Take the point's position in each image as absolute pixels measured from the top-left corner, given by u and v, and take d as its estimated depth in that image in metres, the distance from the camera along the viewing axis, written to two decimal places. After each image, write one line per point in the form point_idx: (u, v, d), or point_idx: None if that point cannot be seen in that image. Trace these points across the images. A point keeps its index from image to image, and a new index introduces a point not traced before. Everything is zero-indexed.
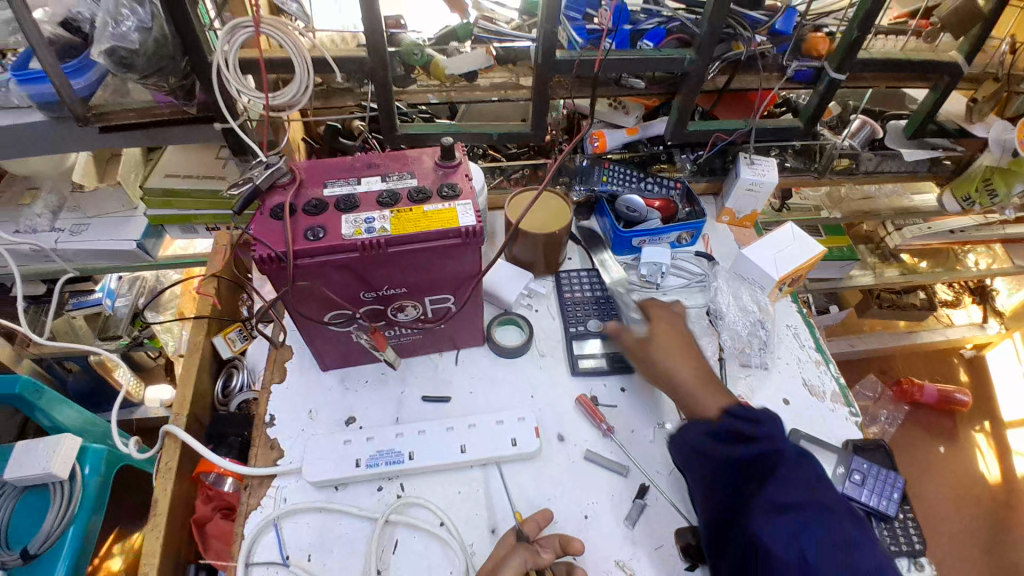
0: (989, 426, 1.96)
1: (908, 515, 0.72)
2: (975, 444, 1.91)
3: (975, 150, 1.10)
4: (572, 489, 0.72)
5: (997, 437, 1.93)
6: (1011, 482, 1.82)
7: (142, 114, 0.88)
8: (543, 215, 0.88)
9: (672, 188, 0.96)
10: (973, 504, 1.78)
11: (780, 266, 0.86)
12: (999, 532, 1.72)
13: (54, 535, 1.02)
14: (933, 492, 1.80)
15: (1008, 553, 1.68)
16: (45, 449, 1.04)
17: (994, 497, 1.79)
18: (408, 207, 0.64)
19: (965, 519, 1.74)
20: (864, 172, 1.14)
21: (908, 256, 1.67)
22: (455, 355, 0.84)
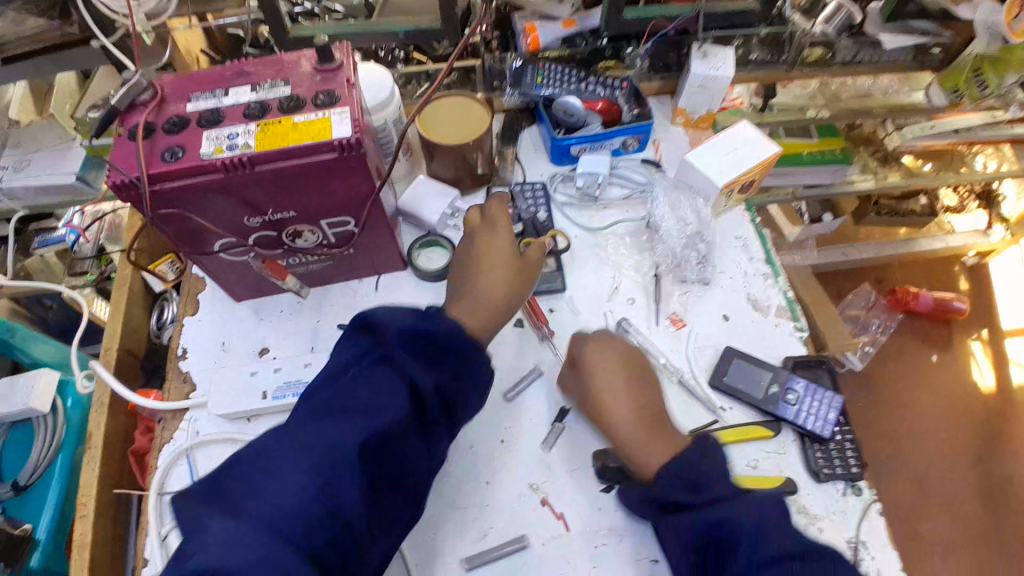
0: (987, 334, 1.92)
1: (846, 437, 0.69)
2: (969, 353, 1.88)
3: (964, 37, 0.99)
4: (490, 413, 0.70)
5: (994, 346, 1.90)
6: (1007, 393, 1.81)
7: (35, 39, 0.76)
8: (465, 121, 0.80)
9: (617, 87, 0.88)
10: (967, 416, 1.77)
11: (726, 172, 0.78)
12: (999, 444, 1.72)
13: (41, 466, 1.03)
14: (929, 404, 1.78)
15: (1007, 468, 1.68)
16: (25, 384, 1.04)
17: (988, 407, 1.78)
18: (277, 119, 0.57)
19: (956, 429, 1.74)
20: (841, 62, 1.03)
21: (910, 158, 1.53)
22: (376, 281, 0.79)
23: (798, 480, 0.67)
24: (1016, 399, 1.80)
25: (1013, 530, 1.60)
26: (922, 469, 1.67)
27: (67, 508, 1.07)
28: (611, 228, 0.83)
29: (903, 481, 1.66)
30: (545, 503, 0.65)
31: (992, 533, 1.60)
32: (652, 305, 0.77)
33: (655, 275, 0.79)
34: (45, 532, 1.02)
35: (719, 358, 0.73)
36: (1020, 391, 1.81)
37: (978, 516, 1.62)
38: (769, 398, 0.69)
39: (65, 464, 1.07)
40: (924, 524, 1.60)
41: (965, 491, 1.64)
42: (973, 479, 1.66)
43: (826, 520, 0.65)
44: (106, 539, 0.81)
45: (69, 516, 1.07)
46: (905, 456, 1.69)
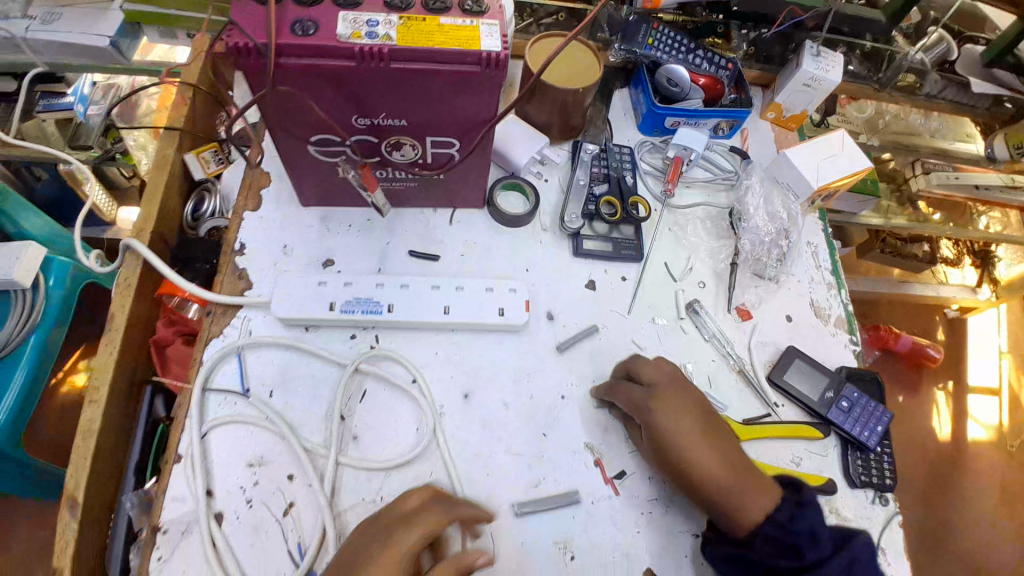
0: (953, 387, 2.03)
1: (885, 450, 0.70)
2: (934, 401, 1.98)
3: None
4: (554, 368, 0.69)
5: (957, 399, 2.01)
6: (959, 443, 1.92)
7: None
8: (572, 67, 0.78)
9: (722, 66, 0.87)
10: (920, 457, 1.88)
11: (821, 175, 0.78)
12: (943, 486, 1.84)
13: (13, 341, 0.95)
14: None
15: (948, 512, 1.79)
16: (9, 252, 0.94)
17: (940, 454, 1.90)
18: (420, 16, 0.53)
19: (909, 466, 1.86)
20: (927, 95, 1.03)
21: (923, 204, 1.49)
22: (450, 214, 0.77)
23: (836, 482, 0.68)
24: (967, 451, 1.92)
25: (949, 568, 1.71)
26: None
27: (33, 396, 0.99)
28: (692, 209, 0.82)
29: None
30: (598, 464, 0.65)
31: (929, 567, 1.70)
32: (722, 291, 0.77)
33: (730, 264, 0.79)
34: (5, 415, 0.94)
35: (781, 356, 0.74)
36: (971, 444, 1.93)
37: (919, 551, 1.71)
38: (824, 403, 0.70)
39: (39, 344, 0.99)
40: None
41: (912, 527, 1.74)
42: (918, 514, 1.77)
43: (857, 525, 0.67)
44: (115, 429, 0.76)
45: (33, 401, 0.99)
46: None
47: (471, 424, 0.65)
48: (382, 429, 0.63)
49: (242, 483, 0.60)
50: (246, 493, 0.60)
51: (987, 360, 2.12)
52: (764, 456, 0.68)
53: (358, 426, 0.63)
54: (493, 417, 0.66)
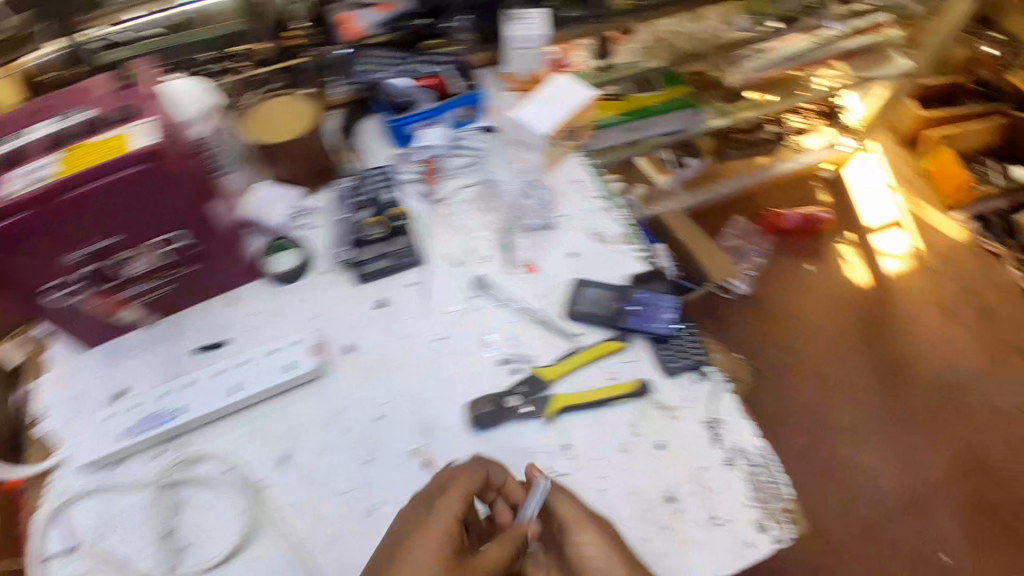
0: (854, 237, 2.08)
1: (686, 331, 0.76)
2: (840, 256, 2.03)
3: None
4: (360, 393, 0.74)
5: (863, 247, 2.05)
6: (880, 283, 1.96)
7: None
8: (285, 116, 0.81)
9: (442, 64, 0.92)
10: (850, 310, 1.91)
11: (551, 119, 0.84)
12: (884, 328, 1.87)
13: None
14: (814, 309, 1.92)
15: (893, 347, 1.83)
16: None
17: (865, 298, 1.93)
18: (80, 143, 0.60)
19: (843, 324, 1.88)
20: None
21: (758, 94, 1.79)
22: (227, 299, 0.81)
23: (653, 380, 0.73)
24: (892, 287, 1.95)
25: (918, 406, 1.71)
26: (822, 369, 1.79)
27: None
28: (457, 195, 0.87)
29: (806, 374, 1.78)
30: (424, 463, 0.69)
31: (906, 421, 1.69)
32: (505, 256, 0.82)
33: (504, 230, 0.83)
34: None
35: (571, 291, 0.79)
36: (894, 279, 1.97)
37: (881, 398, 1.73)
38: (617, 314, 0.75)
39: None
40: (831, 412, 1.70)
41: (866, 377, 1.77)
42: (871, 364, 1.79)
43: (683, 409, 0.72)
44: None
45: None
46: (805, 355, 1.81)
47: (297, 483, 0.68)
48: (213, 526, 0.66)
49: None
50: None
51: (879, 198, 2.16)
52: (580, 386, 0.73)
53: (189, 534, 0.65)
54: (320, 464, 0.69)
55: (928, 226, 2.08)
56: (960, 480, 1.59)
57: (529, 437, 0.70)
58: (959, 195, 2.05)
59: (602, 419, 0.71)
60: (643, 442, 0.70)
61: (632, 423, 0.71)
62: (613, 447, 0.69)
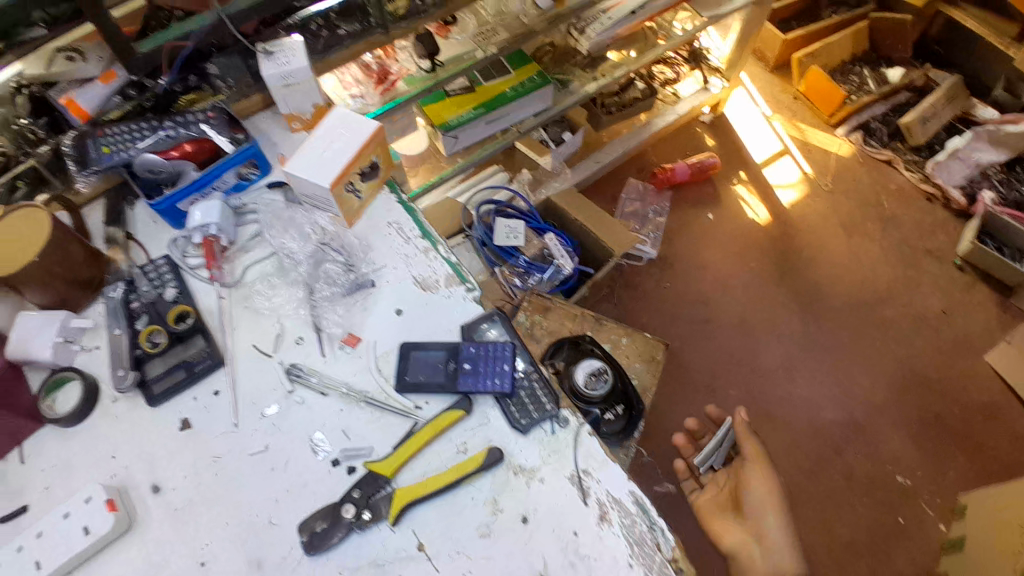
0: (745, 174, 2.02)
1: (530, 377, 0.66)
2: (738, 198, 1.97)
3: None
4: (184, 537, 0.62)
5: (755, 181, 2.00)
6: (777, 215, 1.92)
7: None
8: (13, 233, 0.69)
9: (201, 120, 0.79)
10: (757, 248, 1.86)
11: (328, 172, 0.71)
12: (793, 260, 1.83)
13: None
14: (723, 255, 1.85)
15: (805, 278, 1.80)
16: None
17: (770, 236, 1.88)
18: None
19: (754, 264, 1.83)
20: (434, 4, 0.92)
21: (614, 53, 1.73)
22: (19, 454, 0.67)
23: (503, 441, 0.64)
24: (792, 218, 1.91)
25: (839, 332, 1.70)
26: (743, 316, 1.73)
27: None
28: (255, 272, 0.75)
29: (730, 323, 1.71)
30: None
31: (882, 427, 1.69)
32: (318, 335, 0.71)
33: (311, 302, 0.72)
34: None
35: (399, 358, 0.69)
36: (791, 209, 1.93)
37: (803, 331, 1.70)
38: (448, 375, 0.66)
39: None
40: (760, 356, 1.66)
41: (786, 313, 1.73)
42: (789, 300, 1.75)
43: (545, 468, 0.62)
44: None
45: None
46: (724, 302, 1.75)
47: None
48: None
49: None
50: None
51: (761, 130, 2.11)
52: (425, 470, 0.63)
53: None
54: None
55: (814, 147, 2.06)
56: (889, 398, 1.59)
57: (379, 545, 0.60)
58: (835, 110, 2.06)
59: (456, 502, 0.61)
60: (506, 517, 0.61)
61: (490, 498, 0.61)
62: (473, 534, 0.60)
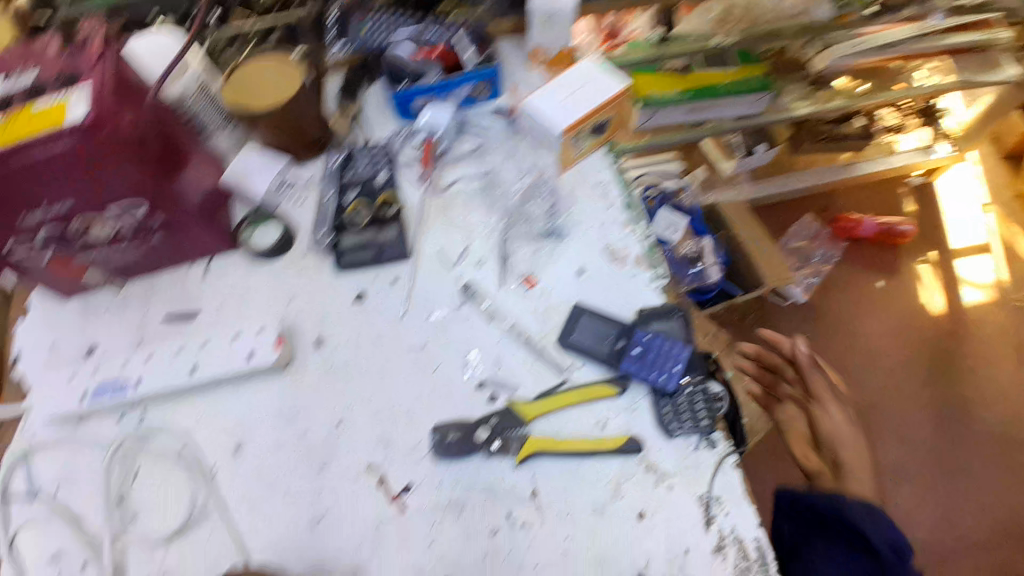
0: (936, 256, 1.79)
1: (697, 388, 0.64)
2: (917, 276, 1.76)
3: None
4: (325, 398, 0.66)
5: (944, 269, 1.77)
6: (955, 311, 1.71)
7: None
8: (268, 79, 0.71)
9: (458, 28, 0.79)
10: (915, 333, 1.68)
11: (570, 115, 0.71)
12: (952, 358, 1.64)
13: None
14: (874, 328, 1.69)
15: (960, 381, 1.61)
16: None
17: (938, 328, 1.68)
18: (19, 109, 0.56)
19: (905, 347, 1.66)
20: None
21: (845, 79, 1.53)
22: (206, 267, 0.73)
23: (647, 436, 0.63)
24: (968, 319, 1.70)
25: (976, 461, 1.52)
26: (875, 397, 1.59)
27: None
28: (461, 184, 0.77)
29: (857, 404, 1.57)
30: (380, 485, 0.62)
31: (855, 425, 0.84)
32: (501, 264, 0.72)
33: (504, 232, 0.73)
34: None
35: (568, 316, 0.68)
36: (972, 310, 1.71)
37: (938, 439, 1.54)
38: (614, 351, 0.65)
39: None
40: (880, 449, 1.52)
41: (922, 418, 1.56)
42: (931, 399, 1.59)
43: (678, 478, 0.61)
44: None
45: None
46: (856, 381, 1.61)
47: (246, 476, 0.63)
48: (157, 505, 0.63)
49: None
50: None
51: (970, 215, 1.85)
52: (560, 429, 0.63)
53: (136, 504, 0.64)
54: (267, 462, 0.64)
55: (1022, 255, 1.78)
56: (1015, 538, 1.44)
57: (496, 477, 0.62)
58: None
59: (580, 473, 0.62)
60: (622, 507, 0.60)
61: (614, 482, 0.61)
62: (587, 508, 0.60)
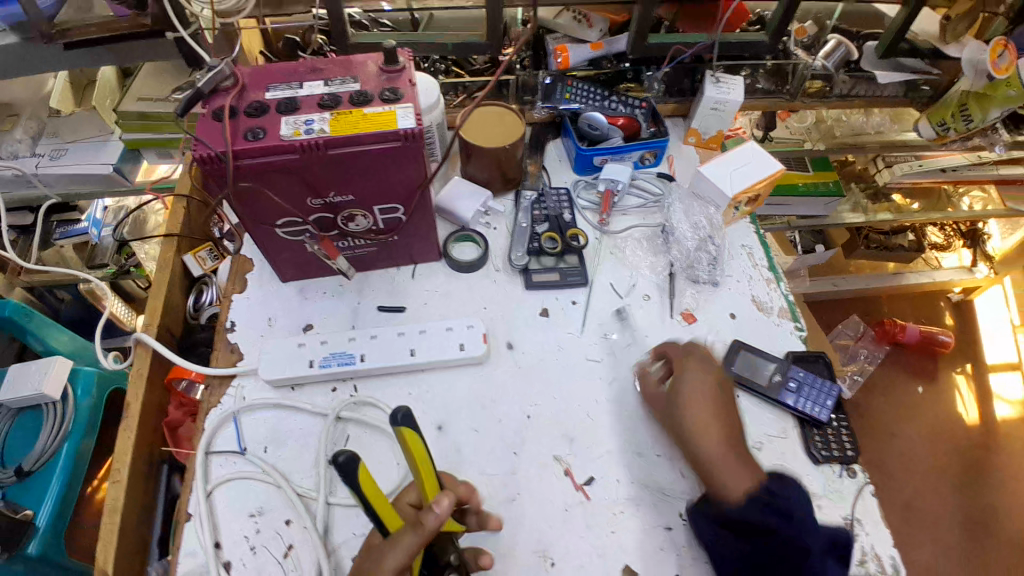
0: (972, 369, 1.90)
1: (842, 423, 0.75)
2: (954, 386, 1.85)
3: (952, 76, 1.02)
4: (517, 392, 0.75)
5: (979, 381, 1.87)
6: (990, 424, 1.77)
7: (105, 28, 0.81)
8: (497, 129, 0.88)
9: (637, 107, 0.96)
10: (950, 441, 1.73)
11: (737, 184, 0.86)
12: (988, 472, 1.68)
13: (48, 452, 1.01)
14: (911, 430, 1.75)
15: (996, 497, 1.63)
16: (38, 368, 1.03)
17: (971, 439, 1.74)
18: (347, 110, 0.65)
19: (941, 454, 1.71)
20: (839, 96, 1.05)
21: (899, 196, 1.70)
22: (412, 269, 0.86)
23: (798, 461, 0.73)
24: (1001, 431, 1.76)
25: (1003, 553, 1.54)
26: (907, 497, 1.63)
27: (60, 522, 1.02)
28: (630, 232, 0.90)
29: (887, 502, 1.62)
30: (568, 472, 0.70)
31: (713, 407, 0.67)
32: (666, 300, 0.84)
33: (669, 274, 0.86)
34: (45, 519, 0.99)
35: (728, 350, 0.79)
36: (1005, 424, 1.77)
37: (967, 548, 1.56)
38: (772, 385, 0.76)
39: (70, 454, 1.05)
40: (907, 549, 1.55)
41: (951, 517, 1.59)
42: (962, 507, 1.62)
43: (826, 499, 0.70)
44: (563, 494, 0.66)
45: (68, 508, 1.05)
46: (889, 484, 1.65)
47: (447, 452, 0.71)
48: (367, 469, 0.70)
49: (246, 533, 0.66)
50: (249, 541, 0.65)
51: (1001, 337, 1.97)
52: None
53: None
54: (465, 441, 0.72)
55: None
56: None
57: (669, 476, 0.70)
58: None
59: None
60: None
61: None
62: None
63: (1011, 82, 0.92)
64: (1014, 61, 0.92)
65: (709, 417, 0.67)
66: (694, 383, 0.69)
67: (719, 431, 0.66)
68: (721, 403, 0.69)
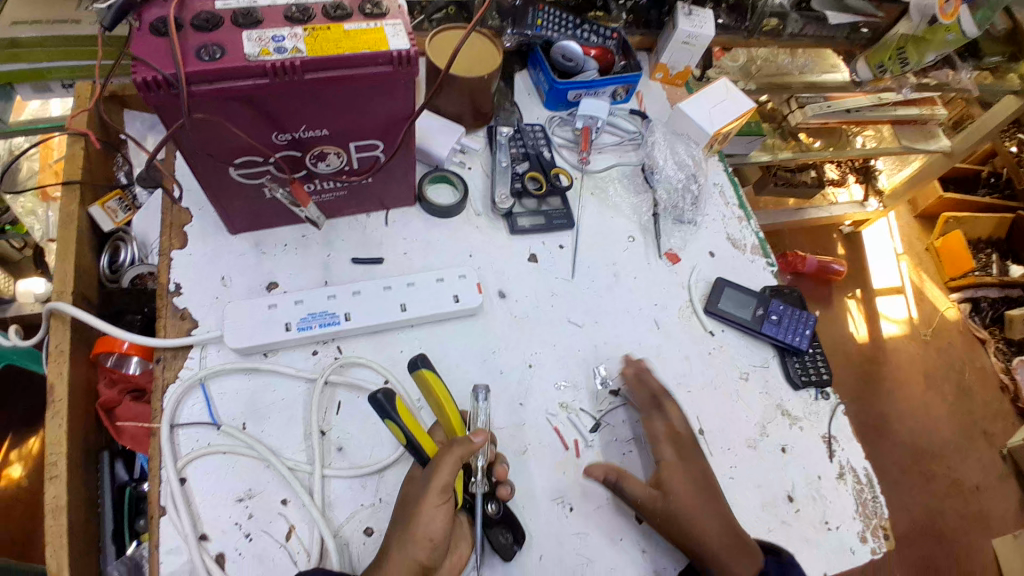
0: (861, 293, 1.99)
1: (816, 350, 0.79)
2: (846, 309, 1.93)
3: (892, 19, 1.13)
4: (515, 341, 0.73)
5: (867, 303, 1.97)
6: (876, 340, 1.89)
7: None
8: (472, 56, 0.80)
9: (608, 37, 0.91)
10: (845, 357, 1.84)
11: (715, 120, 0.86)
12: (881, 383, 1.81)
13: None
14: None
15: (887, 407, 1.76)
16: None
17: (862, 353, 1.86)
18: (324, 25, 0.55)
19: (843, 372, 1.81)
20: (790, 35, 1.09)
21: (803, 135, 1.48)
22: (384, 216, 0.78)
23: (781, 387, 0.76)
24: (886, 347, 1.88)
25: (896, 457, 1.68)
26: None
27: None
28: (609, 171, 0.88)
29: None
30: (574, 420, 0.69)
31: (703, 495, 0.63)
32: (651, 241, 0.83)
33: (653, 214, 0.85)
34: None
35: (712, 288, 0.81)
36: (889, 341, 1.90)
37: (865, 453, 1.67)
38: (756, 317, 0.79)
39: None
40: None
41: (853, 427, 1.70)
42: (862, 418, 1.73)
43: (805, 420, 0.75)
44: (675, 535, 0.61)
45: None
46: None
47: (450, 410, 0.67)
48: (365, 435, 0.64)
49: (236, 520, 0.59)
50: (243, 528, 0.58)
51: (885, 263, 2.08)
52: (711, 385, 0.75)
53: (341, 436, 0.64)
54: (466, 395, 0.68)
55: (926, 299, 2.01)
56: (908, 534, 1.58)
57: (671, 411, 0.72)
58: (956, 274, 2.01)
59: (736, 412, 0.73)
60: (770, 441, 0.73)
61: (761, 423, 0.73)
62: (743, 441, 0.72)
63: (951, 28, 1.04)
64: (958, 8, 1.01)
65: (698, 504, 0.62)
66: (674, 476, 0.64)
67: (721, 518, 0.62)
68: (702, 492, 0.63)
